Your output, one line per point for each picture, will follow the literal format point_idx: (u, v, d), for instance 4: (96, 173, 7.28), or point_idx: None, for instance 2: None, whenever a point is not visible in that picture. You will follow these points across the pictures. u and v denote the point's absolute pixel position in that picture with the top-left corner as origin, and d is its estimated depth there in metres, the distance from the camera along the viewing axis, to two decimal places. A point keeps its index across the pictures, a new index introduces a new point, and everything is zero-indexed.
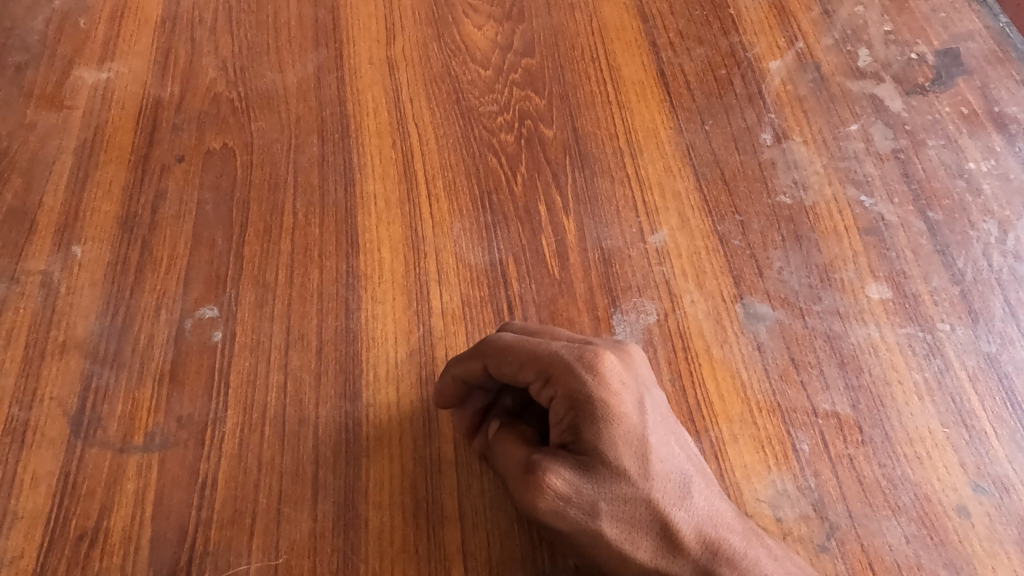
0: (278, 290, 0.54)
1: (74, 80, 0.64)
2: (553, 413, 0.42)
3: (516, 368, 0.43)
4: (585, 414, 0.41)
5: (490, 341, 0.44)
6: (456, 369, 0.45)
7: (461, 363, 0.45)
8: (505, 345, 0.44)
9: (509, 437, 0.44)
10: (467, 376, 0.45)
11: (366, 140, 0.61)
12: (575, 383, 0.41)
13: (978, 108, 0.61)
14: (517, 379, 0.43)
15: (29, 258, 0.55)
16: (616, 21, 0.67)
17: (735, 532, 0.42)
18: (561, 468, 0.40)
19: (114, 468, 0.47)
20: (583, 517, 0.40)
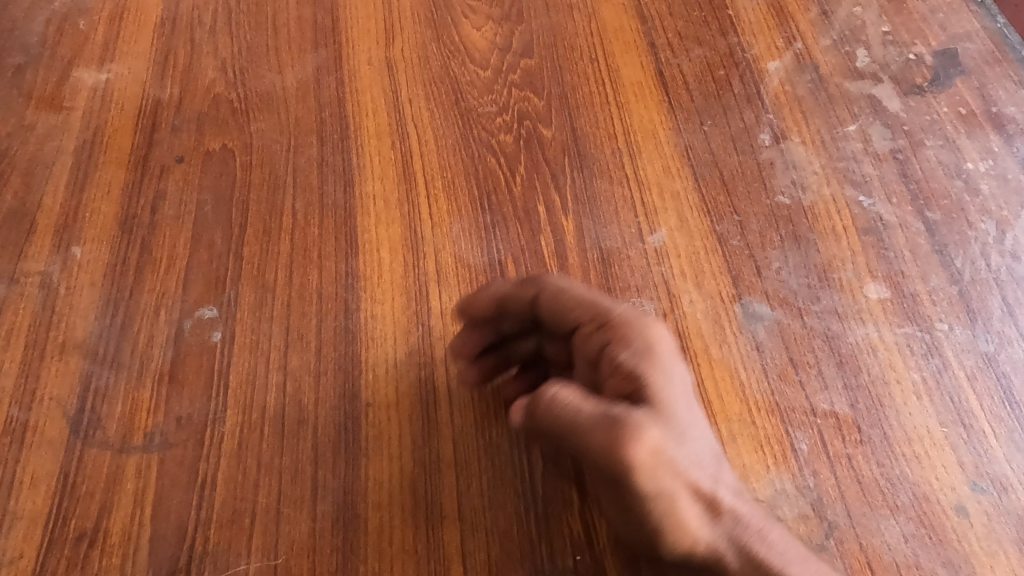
0: (278, 291, 0.54)
1: (73, 81, 0.64)
2: (605, 365, 0.42)
3: (562, 313, 0.45)
4: (653, 364, 0.41)
5: (541, 282, 0.47)
6: (504, 292, 0.48)
7: (512, 291, 0.47)
8: (559, 287, 0.46)
9: (574, 395, 0.39)
10: (508, 305, 0.47)
11: (366, 140, 0.61)
12: (642, 333, 0.42)
13: (976, 108, 0.61)
14: (562, 321, 0.45)
15: (29, 259, 0.55)
16: (615, 22, 0.67)
17: (760, 529, 0.39)
18: (644, 421, 0.38)
19: (114, 468, 0.47)
20: (669, 480, 0.37)
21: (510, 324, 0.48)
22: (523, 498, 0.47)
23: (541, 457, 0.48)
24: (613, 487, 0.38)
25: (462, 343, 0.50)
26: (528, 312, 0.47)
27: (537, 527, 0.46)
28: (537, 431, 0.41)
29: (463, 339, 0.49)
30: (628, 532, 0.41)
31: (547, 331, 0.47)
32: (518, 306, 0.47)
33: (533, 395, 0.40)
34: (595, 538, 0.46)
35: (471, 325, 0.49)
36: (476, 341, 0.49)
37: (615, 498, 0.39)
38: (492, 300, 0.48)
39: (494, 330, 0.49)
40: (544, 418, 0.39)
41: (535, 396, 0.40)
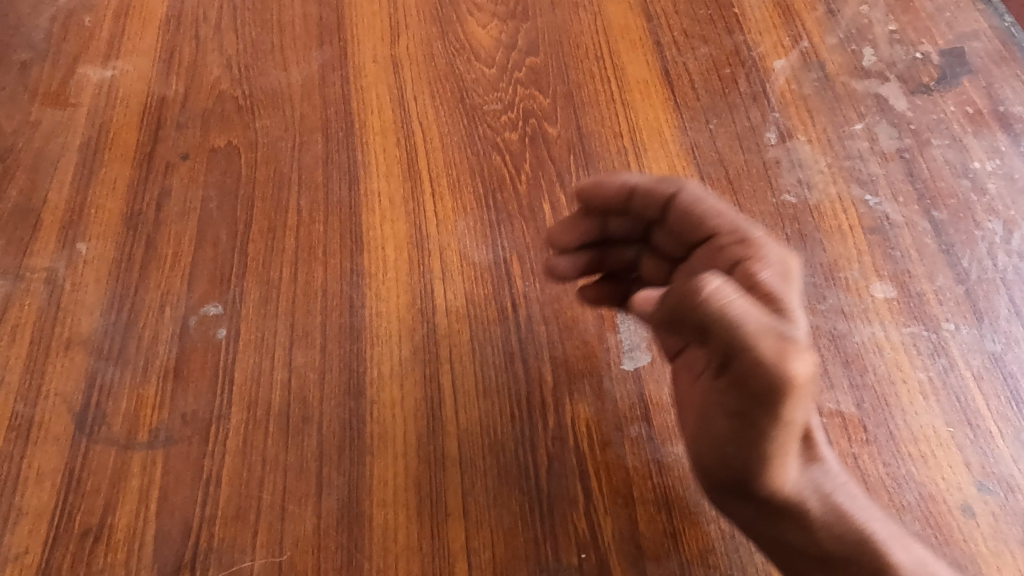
0: (283, 288, 0.54)
1: (78, 78, 0.64)
2: (739, 277, 0.39)
3: (691, 225, 0.45)
4: (795, 293, 0.39)
5: (680, 187, 0.45)
6: (636, 185, 0.46)
7: (649, 185, 0.46)
8: (698, 197, 0.45)
9: (741, 298, 0.35)
10: (635, 200, 0.46)
11: (371, 138, 0.61)
12: (786, 261, 0.40)
13: (983, 107, 0.61)
14: (693, 230, 0.45)
15: (34, 255, 0.55)
16: (621, 20, 0.67)
17: (842, 486, 0.40)
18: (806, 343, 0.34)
19: (119, 464, 0.47)
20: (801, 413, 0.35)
21: (624, 223, 0.48)
22: (527, 496, 0.47)
23: (546, 455, 0.48)
24: (752, 404, 0.34)
25: (565, 226, 0.50)
26: (655, 213, 0.46)
27: (542, 525, 0.46)
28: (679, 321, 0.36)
29: (569, 227, 0.50)
30: (721, 456, 0.38)
31: (658, 238, 0.48)
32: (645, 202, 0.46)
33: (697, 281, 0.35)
34: (601, 537, 0.45)
35: (585, 219, 0.49)
36: (589, 229, 0.49)
37: (740, 414, 0.36)
38: (620, 189, 0.46)
39: (602, 222, 0.49)
40: (704, 311, 0.34)
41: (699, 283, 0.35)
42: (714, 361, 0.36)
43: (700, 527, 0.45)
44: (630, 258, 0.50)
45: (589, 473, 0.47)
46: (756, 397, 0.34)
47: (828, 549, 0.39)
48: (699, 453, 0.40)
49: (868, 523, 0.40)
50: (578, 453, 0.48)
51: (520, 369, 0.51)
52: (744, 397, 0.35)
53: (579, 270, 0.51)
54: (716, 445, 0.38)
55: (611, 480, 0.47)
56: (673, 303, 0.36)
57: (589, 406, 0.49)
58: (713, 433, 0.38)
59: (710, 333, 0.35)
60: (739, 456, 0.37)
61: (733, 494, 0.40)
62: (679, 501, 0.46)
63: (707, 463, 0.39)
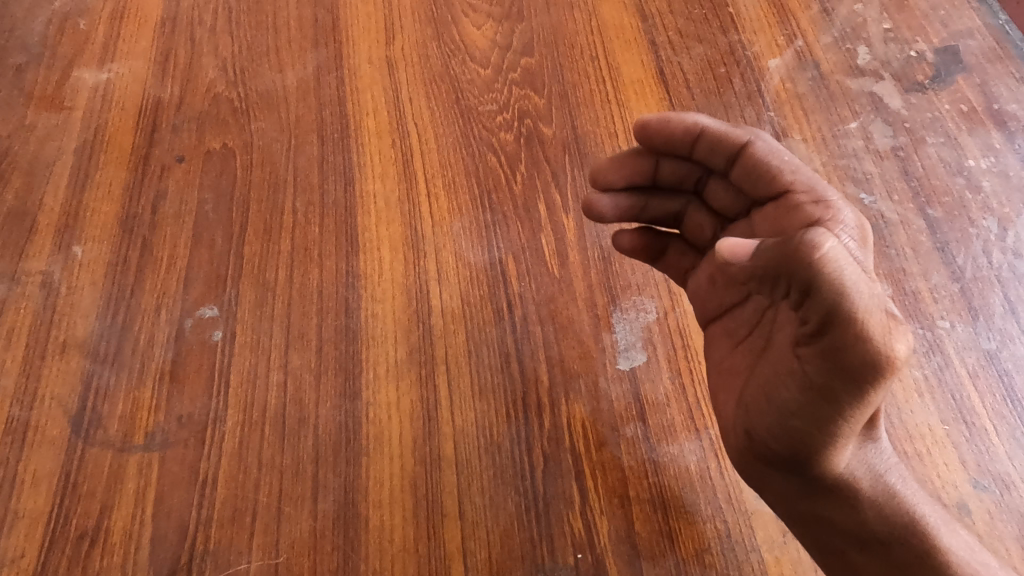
0: (278, 290, 0.54)
1: (74, 81, 0.64)
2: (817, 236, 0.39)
3: (756, 181, 0.44)
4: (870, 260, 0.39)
5: (753, 138, 0.44)
6: (707, 129, 0.45)
7: (721, 131, 0.44)
8: (770, 150, 0.44)
9: (853, 265, 0.33)
10: (702, 146, 0.45)
11: (366, 139, 0.61)
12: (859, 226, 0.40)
13: (978, 105, 0.61)
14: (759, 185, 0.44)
15: (30, 259, 0.55)
16: (616, 20, 0.67)
17: (892, 468, 0.42)
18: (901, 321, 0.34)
19: (115, 467, 0.47)
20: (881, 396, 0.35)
21: (678, 166, 0.48)
22: (524, 497, 0.47)
23: (542, 455, 0.48)
24: (838, 378, 0.34)
25: (614, 164, 0.48)
26: (719, 161, 0.45)
27: (538, 525, 0.46)
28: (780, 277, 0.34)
29: (623, 165, 0.48)
30: (784, 426, 0.38)
31: (712, 189, 0.48)
32: (710, 149, 0.45)
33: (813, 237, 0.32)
34: (597, 536, 0.45)
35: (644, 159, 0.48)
36: (641, 170, 0.48)
37: (820, 387, 0.35)
38: (689, 129, 0.45)
39: (654, 164, 0.48)
40: (815, 268, 0.32)
41: (816, 239, 0.32)
42: (806, 325, 0.34)
43: (696, 526, 0.46)
44: (675, 209, 0.50)
45: (585, 472, 0.47)
46: (847, 370, 0.33)
47: (871, 527, 0.42)
48: (760, 421, 0.39)
49: (917, 505, 0.42)
50: (574, 453, 0.48)
51: (515, 369, 0.51)
52: (832, 369, 0.34)
53: (620, 213, 0.50)
54: (781, 415, 0.37)
55: (607, 479, 0.47)
56: (779, 260, 0.33)
57: (585, 406, 0.49)
58: (782, 402, 0.37)
59: (817, 295, 0.33)
60: (805, 428, 0.37)
61: (786, 467, 0.40)
62: (675, 500, 0.46)
63: (767, 434, 0.39)
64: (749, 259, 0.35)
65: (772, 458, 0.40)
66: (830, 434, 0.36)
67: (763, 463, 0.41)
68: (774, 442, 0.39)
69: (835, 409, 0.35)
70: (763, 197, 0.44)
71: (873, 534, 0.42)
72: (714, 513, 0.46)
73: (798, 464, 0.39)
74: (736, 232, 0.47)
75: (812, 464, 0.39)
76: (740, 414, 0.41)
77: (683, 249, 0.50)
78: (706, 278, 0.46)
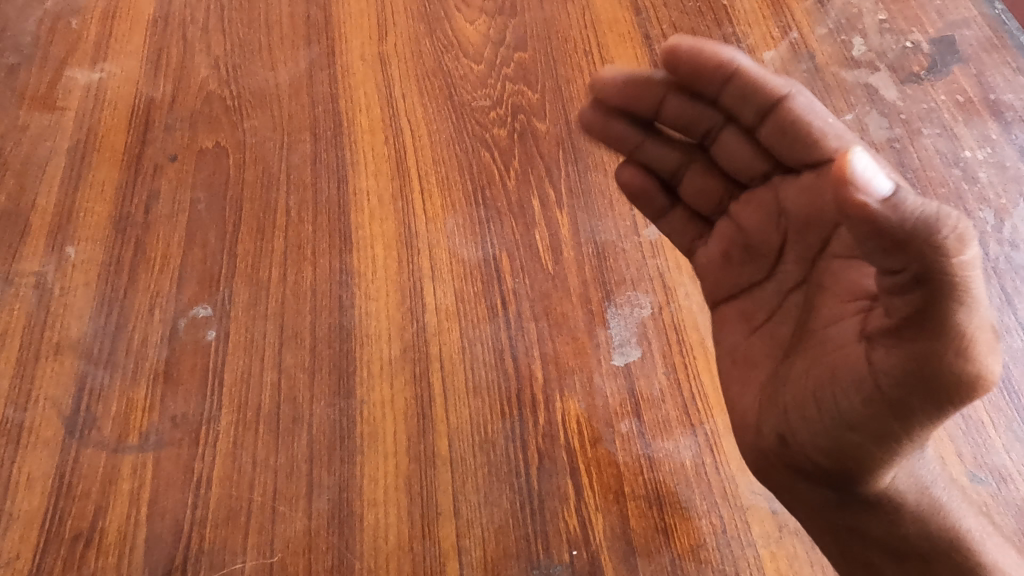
0: (272, 289, 0.54)
1: (66, 81, 0.64)
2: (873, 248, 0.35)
3: (793, 143, 0.38)
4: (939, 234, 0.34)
5: (793, 91, 0.38)
6: (741, 70, 0.38)
7: (754, 77, 0.38)
8: (809, 106, 0.38)
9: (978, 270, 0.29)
10: (730, 89, 0.39)
11: (359, 136, 0.61)
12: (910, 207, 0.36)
13: (974, 96, 0.60)
14: (792, 151, 0.39)
15: (23, 260, 0.55)
16: (609, 13, 0.67)
17: (938, 481, 0.40)
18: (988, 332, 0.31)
19: (109, 468, 0.47)
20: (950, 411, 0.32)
21: (688, 106, 0.42)
22: (519, 494, 0.47)
23: (536, 452, 0.48)
24: (918, 394, 0.32)
25: (612, 89, 0.43)
26: (747, 113, 0.40)
27: (533, 522, 0.46)
28: (890, 255, 0.28)
29: (624, 80, 0.43)
30: (838, 437, 0.36)
31: (724, 141, 0.42)
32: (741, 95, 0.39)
33: (957, 229, 0.27)
34: (592, 533, 0.45)
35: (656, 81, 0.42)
36: (643, 97, 0.43)
37: (894, 401, 0.33)
38: (720, 65, 0.38)
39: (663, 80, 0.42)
40: (943, 266, 0.28)
41: (959, 235, 0.27)
42: (897, 315, 0.31)
43: (690, 522, 0.45)
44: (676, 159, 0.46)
45: (580, 469, 0.47)
46: (928, 385, 0.31)
47: (912, 541, 0.40)
48: (804, 431, 0.37)
49: (962, 520, 0.40)
50: (569, 450, 0.48)
51: (510, 367, 0.51)
52: (911, 378, 0.31)
53: (608, 138, 0.46)
54: (838, 428, 0.36)
55: (602, 476, 0.47)
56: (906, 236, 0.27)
57: (580, 403, 0.49)
58: (841, 413, 0.35)
59: (929, 292, 0.29)
60: (861, 443, 0.35)
61: (825, 478, 0.39)
62: (670, 496, 0.46)
63: (811, 445, 0.37)
64: (878, 204, 0.27)
65: (812, 469, 0.39)
66: (889, 450, 0.35)
67: (800, 472, 0.40)
68: (818, 454, 0.37)
69: (904, 425, 0.33)
70: (795, 161, 0.39)
71: (912, 548, 0.40)
72: (709, 509, 0.46)
73: (840, 475, 0.38)
74: (754, 199, 0.43)
75: (858, 478, 0.38)
76: (773, 416, 0.39)
77: (687, 215, 0.47)
78: (720, 252, 0.45)
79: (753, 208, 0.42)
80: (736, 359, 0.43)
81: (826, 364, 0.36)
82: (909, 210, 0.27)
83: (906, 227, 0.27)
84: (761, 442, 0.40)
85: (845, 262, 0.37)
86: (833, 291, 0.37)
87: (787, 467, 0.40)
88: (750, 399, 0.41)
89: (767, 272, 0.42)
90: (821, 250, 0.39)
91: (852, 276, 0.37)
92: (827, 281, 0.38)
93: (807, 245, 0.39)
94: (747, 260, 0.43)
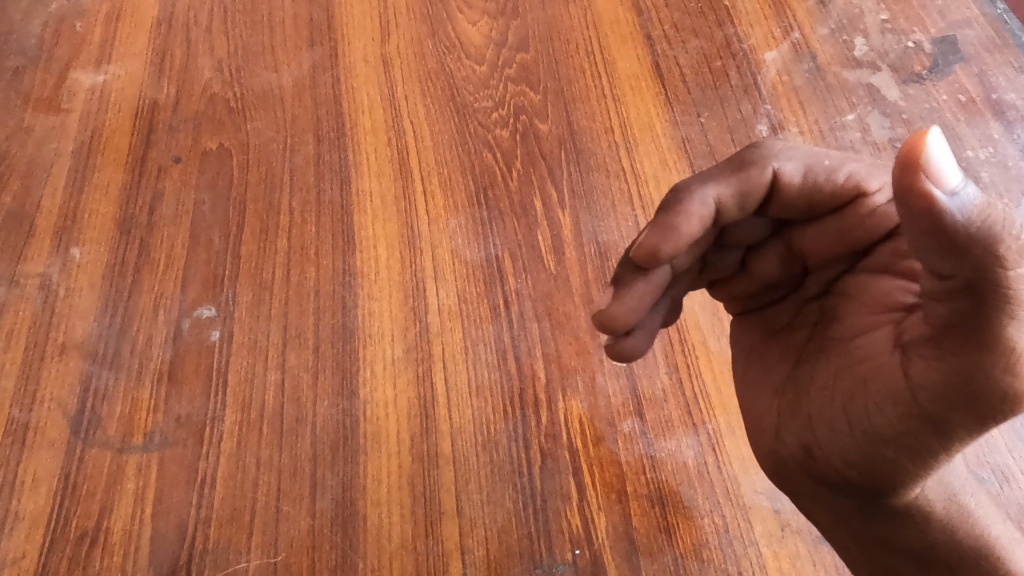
0: (276, 290, 0.54)
1: (70, 83, 0.64)
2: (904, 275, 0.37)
3: (807, 207, 0.38)
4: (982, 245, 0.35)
5: (777, 168, 0.37)
6: (719, 200, 0.38)
7: (735, 190, 0.38)
8: (800, 170, 0.37)
9: None
10: (721, 215, 0.38)
11: (362, 137, 0.61)
12: None
13: (976, 95, 0.60)
14: (806, 211, 0.39)
15: (29, 260, 0.56)
16: (611, 14, 0.67)
17: (964, 487, 0.40)
18: None
19: (115, 467, 0.48)
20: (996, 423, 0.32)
21: (690, 252, 0.40)
22: (521, 494, 0.47)
23: (538, 451, 0.48)
24: (960, 410, 0.31)
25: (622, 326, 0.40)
26: (744, 210, 0.39)
27: (535, 522, 0.46)
28: (944, 256, 0.28)
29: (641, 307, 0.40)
30: (870, 454, 0.36)
31: (733, 230, 0.41)
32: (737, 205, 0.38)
33: (1019, 242, 0.27)
34: (595, 532, 0.45)
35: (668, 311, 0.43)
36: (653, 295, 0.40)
37: (935, 416, 0.32)
38: (701, 217, 0.38)
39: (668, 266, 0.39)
40: (999, 277, 0.27)
41: (1020, 249, 0.27)
42: (942, 326, 0.31)
43: (693, 522, 0.46)
44: (693, 275, 0.43)
45: (582, 469, 0.47)
46: (971, 400, 0.31)
47: (941, 551, 0.38)
48: (833, 443, 0.38)
49: (991, 526, 0.39)
50: (571, 449, 0.48)
51: (512, 367, 0.51)
52: (952, 392, 0.31)
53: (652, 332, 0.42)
54: (872, 442, 0.36)
55: (604, 476, 0.47)
56: (966, 242, 0.27)
57: (582, 403, 0.49)
58: (872, 426, 0.36)
59: (979, 301, 0.28)
60: (896, 458, 0.35)
61: (853, 489, 0.39)
62: (672, 496, 0.46)
63: (839, 458, 0.38)
64: (949, 198, 0.26)
65: (836, 477, 0.39)
66: (924, 466, 0.35)
67: (819, 473, 0.39)
68: (846, 467, 0.38)
69: (944, 442, 0.33)
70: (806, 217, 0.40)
71: (940, 555, 0.38)
72: (711, 508, 0.46)
73: (865, 487, 0.38)
74: None
75: (888, 489, 0.37)
76: (798, 421, 0.40)
77: None
78: None
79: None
80: (750, 362, 0.44)
81: (858, 375, 0.37)
82: (974, 211, 0.27)
83: (965, 234, 0.27)
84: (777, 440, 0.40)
85: (874, 275, 0.38)
86: (862, 301, 0.38)
87: (810, 477, 0.40)
88: (765, 402, 0.42)
89: (787, 290, 0.43)
90: (847, 270, 0.40)
91: (881, 288, 0.38)
92: (854, 289, 0.39)
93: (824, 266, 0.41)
94: (767, 292, 0.43)
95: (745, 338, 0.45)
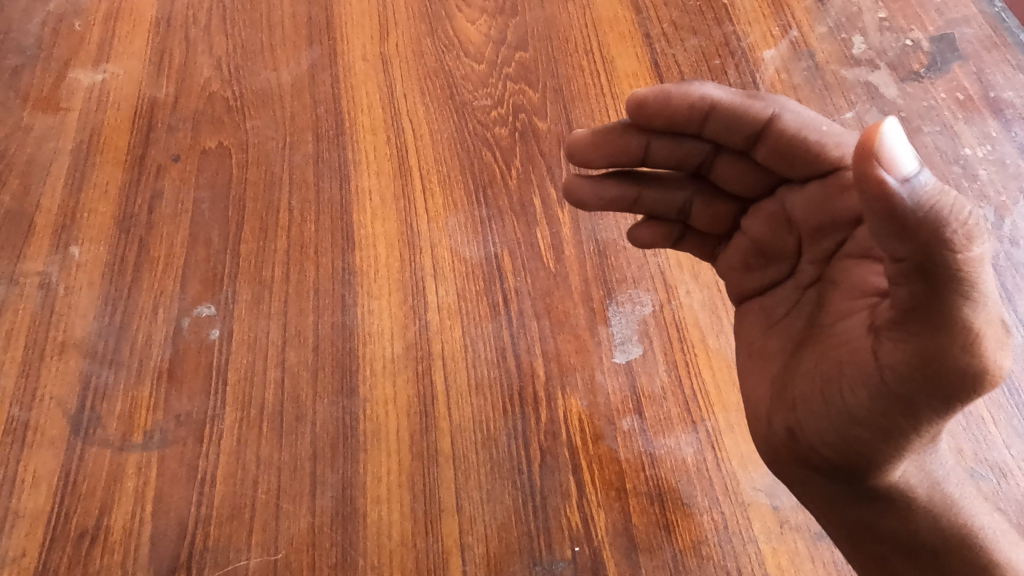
0: (275, 288, 0.54)
1: (69, 81, 0.64)
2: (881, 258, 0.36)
3: (794, 162, 0.40)
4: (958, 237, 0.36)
5: (777, 110, 0.39)
6: (717, 105, 0.40)
7: (733, 106, 0.40)
8: (799, 120, 0.39)
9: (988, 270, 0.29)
10: (711, 123, 0.40)
11: (361, 136, 0.61)
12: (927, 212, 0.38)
13: (974, 93, 0.60)
14: (790, 166, 0.40)
15: (28, 259, 0.56)
16: (610, 12, 0.67)
17: (950, 478, 0.40)
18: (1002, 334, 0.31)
19: (115, 465, 0.48)
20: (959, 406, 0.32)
21: (674, 148, 0.43)
22: (521, 492, 0.47)
23: (538, 449, 0.48)
24: (924, 390, 0.32)
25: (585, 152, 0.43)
26: (736, 140, 0.41)
27: (535, 519, 0.46)
28: (897, 240, 0.28)
29: (611, 148, 0.42)
30: (845, 434, 0.36)
31: (722, 166, 0.43)
32: (724, 126, 0.41)
33: (964, 226, 0.28)
34: (594, 529, 0.46)
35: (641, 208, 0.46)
36: (626, 151, 0.42)
37: (901, 397, 0.33)
38: (695, 106, 0.40)
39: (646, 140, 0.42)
40: (950, 261, 0.28)
41: (966, 232, 0.28)
42: (901, 311, 0.31)
43: (693, 519, 0.46)
44: (678, 199, 0.46)
45: (582, 466, 0.47)
46: (932, 381, 0.31)
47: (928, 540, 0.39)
48: (811, 424, 0.38)
49: (975, 518, 0.39)
50: (570, 446, 0.48)
51: (511, 364, 0.51)
52: (915, 373, 0.31)
53: (605, 203, 0.45)
54: (844, 422, 0.36)
55: (603, 472, 0.47)
56: (918, 223, 0.27)
57: (581, 400, 0.49)
58: (846, 407, 0.35)
59: (932, 284, 0.29)
60: (869, 439, 0.35)
61: (835, 473, 0.39)
62: (671, 493, 0.46)
63: (818, 439, 0.38)
64: (899, 180, 0.27)
65: (819, 462, 0.39)
66: (896, 445, 0.35)
67: (809, 466, 0.40)
68: (825, 447, 0.37)
69: (913, 421, 0.33)
70: (798, 177, 0.41)
71: (924, 545, 0.39)
72: (710, 505, 0.46)
73: (847, 470, 0.38)
74: (762, 211, 0.43)
75: (866, 473, 0.37)
76: (784, 410, 0.39)
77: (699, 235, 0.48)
78: (740, 261, 0.45)
79: (762, 218, 0.43)
80: (752, 352, 0.44)
81: (833, 359, 0.36)
82: (924, 195, 0.27)
83: (917, 216, 0.27)
84: (774, 436, 0.41)
85: (855, 261, 0.38)
86: (843, 289, 0.38)
87: (796, 461, 0.40)
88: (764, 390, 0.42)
89: (786, 271, 0.43)
90: (835, 250, 0.40)
91: (861, 274, 0.37)
92: (838, 276, 0.39)
93: (814, 244, 0.40)
94: (764, 263, 0.44)
95: (742, 335, 0.45)
